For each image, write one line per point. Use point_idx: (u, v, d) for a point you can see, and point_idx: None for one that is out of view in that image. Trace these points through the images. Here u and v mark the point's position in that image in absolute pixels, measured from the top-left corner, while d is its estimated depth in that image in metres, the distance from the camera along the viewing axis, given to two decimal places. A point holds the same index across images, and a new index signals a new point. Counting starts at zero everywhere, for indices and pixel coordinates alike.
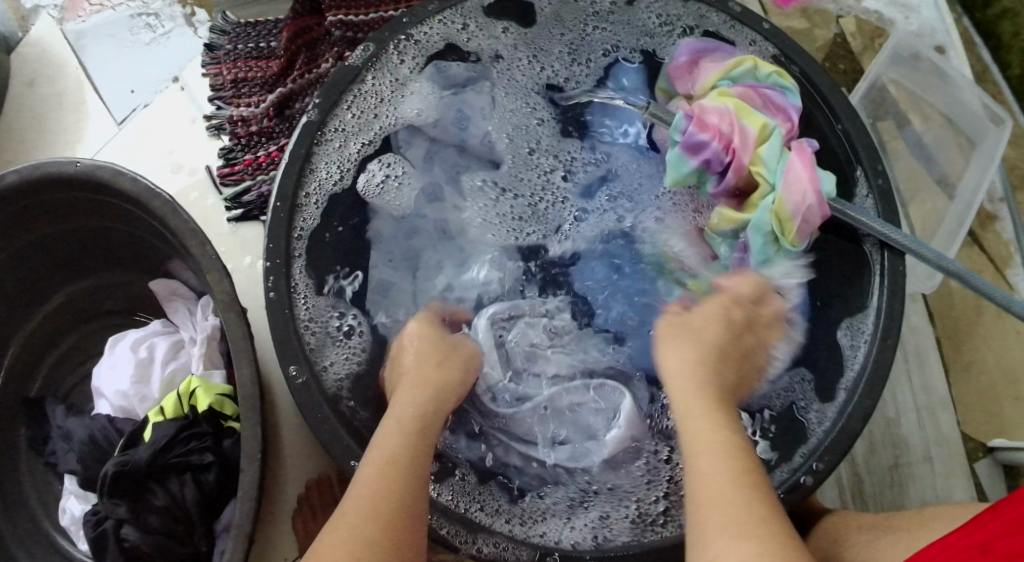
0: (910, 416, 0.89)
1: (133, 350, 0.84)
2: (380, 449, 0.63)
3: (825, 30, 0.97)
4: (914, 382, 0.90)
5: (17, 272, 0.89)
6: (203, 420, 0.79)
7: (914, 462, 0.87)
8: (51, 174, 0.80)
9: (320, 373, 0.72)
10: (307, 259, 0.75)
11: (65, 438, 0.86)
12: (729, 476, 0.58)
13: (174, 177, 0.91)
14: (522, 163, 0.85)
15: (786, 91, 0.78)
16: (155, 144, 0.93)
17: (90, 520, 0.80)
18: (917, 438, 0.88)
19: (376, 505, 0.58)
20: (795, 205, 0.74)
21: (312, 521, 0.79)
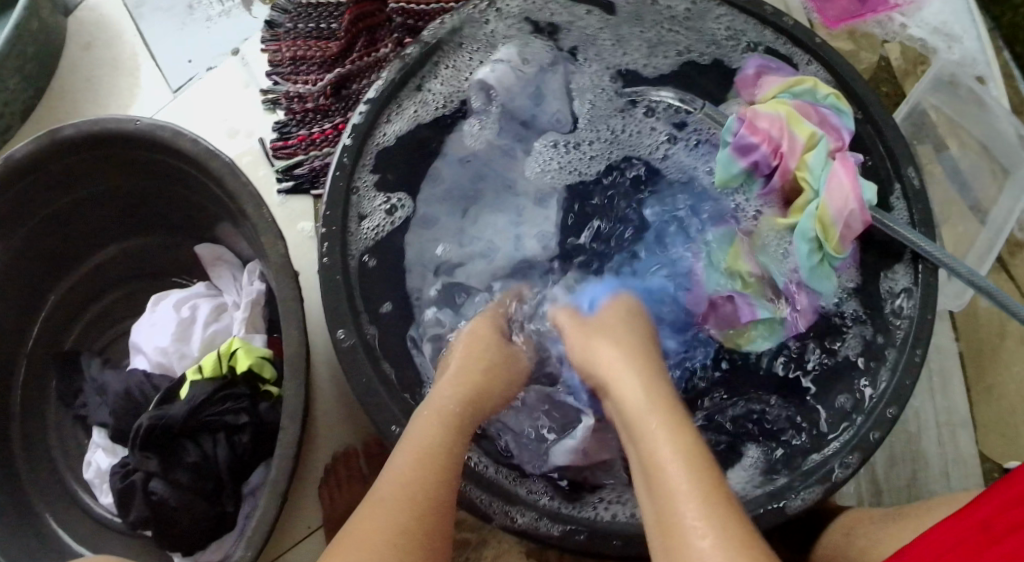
0: (930, 432, 0.90)
1: (176, 309, 0.86)
2: (419, 440, 0.62)
3: (872, 54, 0.99)
4: (937, 399, 0.92)
5: (64, 225, 0.91)
6: (241, 381, 0.80)
7: (932, 479, 0.89)
8: (113, 130, 0.81)
9: (367, 337, 0.72)
10: (359, 230, 0.76)
11: (98, 390, 0.86)
12: (696, 473, 0.54)
13: (231, 141, 0.94)
14: (600, 116, 0.90)
15: (842, 113, 0.79)
16: (211, 111, 0.96)
17: (119, 472, 0.81)
18: (936, 454, 0.90)
19: (411, 495, 0.58)
20: (837, 211, 0.76)
21: (334, 493, 0.80)
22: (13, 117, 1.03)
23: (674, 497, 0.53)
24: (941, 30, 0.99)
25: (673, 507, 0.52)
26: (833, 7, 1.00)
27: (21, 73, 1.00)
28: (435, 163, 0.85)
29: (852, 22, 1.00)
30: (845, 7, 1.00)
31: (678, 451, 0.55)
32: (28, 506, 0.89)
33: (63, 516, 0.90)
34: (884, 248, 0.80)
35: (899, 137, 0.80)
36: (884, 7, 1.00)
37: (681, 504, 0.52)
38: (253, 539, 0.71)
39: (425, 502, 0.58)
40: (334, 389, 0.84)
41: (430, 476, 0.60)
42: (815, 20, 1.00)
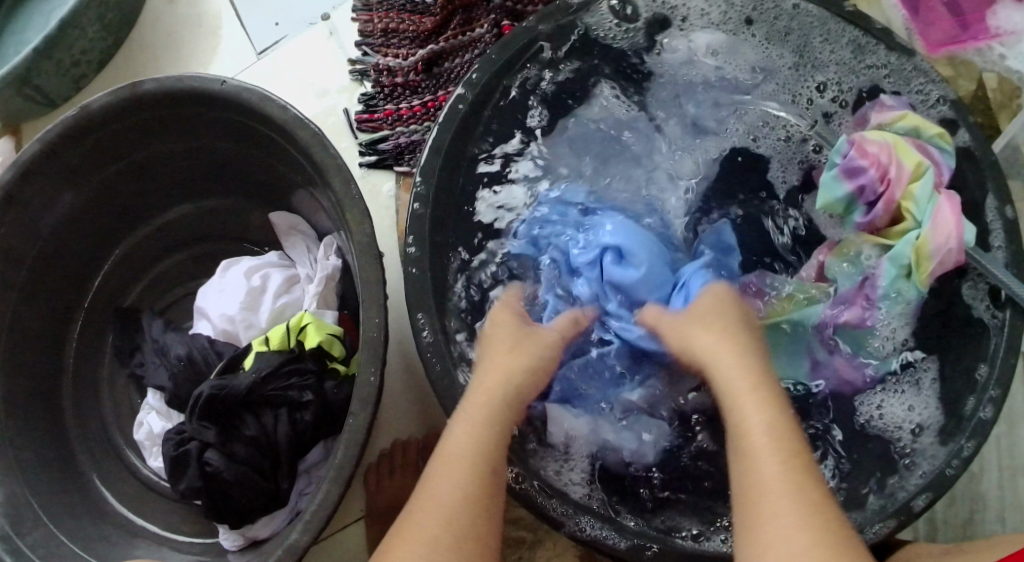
0: (991, 472, 0.90)
1: (246, 276, 0.83)
2: (457, 442, 0.60)
3: (970, 81, 0.95)
4: (1001, 443, 0.91)
5: (136, 180, 0.89)
6: (308, 356, 0.78)
7: (987, 523, 0.89)
8: (199, 89, 0.78)
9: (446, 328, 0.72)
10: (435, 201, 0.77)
11: (158, 352, 0.84)
12: (781, 454, 0.55)
13: (317, 100, 0.95)
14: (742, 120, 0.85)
15: (943, 150, 0.76)
16: (303, 79, 0.96)
17: (174, 439, 0.78)
18: (996, 498, 0.89)
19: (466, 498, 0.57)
20: (936, 246, 0.73)
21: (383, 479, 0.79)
22: (90, 66, 1.01)
23: (752, 476, 0.55)
24: None
25: (756, 479, 0.55)
26: (934, 30, 0.97)
27: (102, 22, 0.98)
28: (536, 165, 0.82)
29: (951, 48, 0.96)
30: (947, 31, 0.97)
31: (759, 436, 0.57)
32: (74, 464, 0.87)
33: (108, 475, 0.88)
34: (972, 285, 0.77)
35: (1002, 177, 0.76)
36: (985, 35, 0.96)
37: (764, 478, 0.55)
38: (312, 523, 0.68)
39: (476, 500, 0.57)
40: (401, 375, 0.82)
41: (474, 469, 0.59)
42: (915, 43, 0.97)
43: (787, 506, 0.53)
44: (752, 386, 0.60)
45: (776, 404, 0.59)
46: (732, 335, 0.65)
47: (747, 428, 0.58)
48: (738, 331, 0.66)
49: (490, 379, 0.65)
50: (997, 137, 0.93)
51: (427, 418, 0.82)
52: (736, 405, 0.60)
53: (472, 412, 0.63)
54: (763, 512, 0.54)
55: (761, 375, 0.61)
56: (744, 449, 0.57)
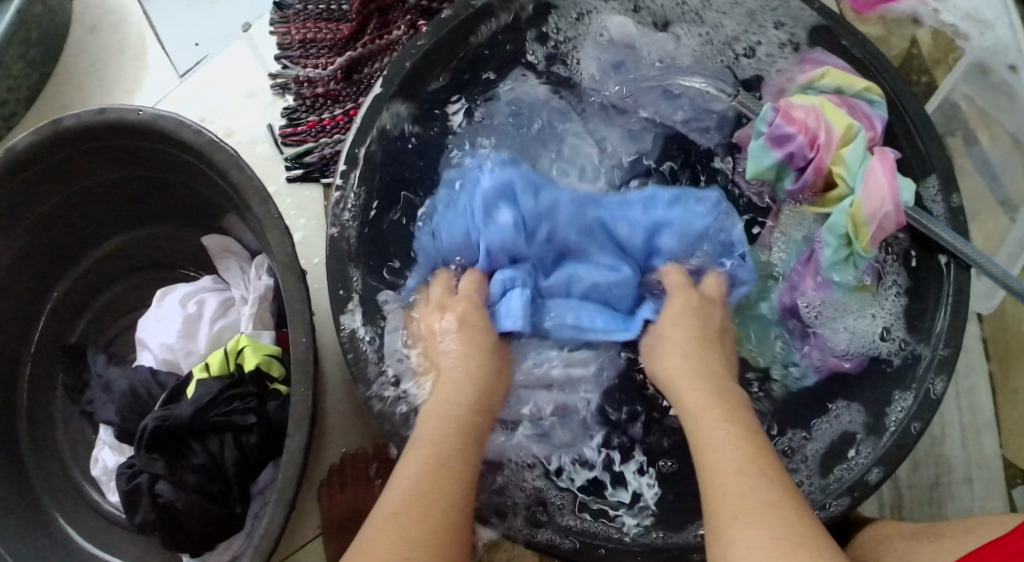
0: (955, 435, 0.84)
1: (182, 304, 0.83)
2: (443, 406, 0.65)
3: (902, 39, 0.89)
4: (961, 402, 0.85)
5: (68, 216, 0.88)
6: (248, 380, 0.77)
7: (955, 483, 0.83)
8: (117, 120, 0.77)
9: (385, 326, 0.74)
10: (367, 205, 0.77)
11: (103, 388, 0.84)
12: (744, 456, 0.57)
13: (250, 102, 0.94)
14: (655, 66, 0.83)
15: (874, 103, 0.75)
16: (229, 90, 0.95)
17: (125, 473, 0.78)
18: (960, 459, 0.84)
19: (449, 463, 0.60)
20: (871, 212, 0.70)
21: (335, 494, 0.79)
22: (18, 103, 1.00)
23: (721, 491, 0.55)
24: (974, 15, 0.86)
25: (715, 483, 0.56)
26: None
27: (25, 58, 0.96)
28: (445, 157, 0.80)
29: (880, 9, 0.90)
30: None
31: (724, 441, 0.59)
32: (36, 504, 0.87)
33: (70, 514, 0.88)
34: (918, 243, 0.76)
35: (931, 134, 0.75)
36: None
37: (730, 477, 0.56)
38: (262, 548, 0.68)
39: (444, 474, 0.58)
40: (344, 391, 0.82)
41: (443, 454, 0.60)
42: (841, 5, 0.91)
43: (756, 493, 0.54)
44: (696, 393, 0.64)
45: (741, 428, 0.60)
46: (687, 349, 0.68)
47: (704, 438, 0.60)
48: (690, 305, 0.72)
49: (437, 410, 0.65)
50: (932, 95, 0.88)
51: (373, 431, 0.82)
52: (696, 424, 0.62)
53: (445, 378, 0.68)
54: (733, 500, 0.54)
55: (717, 391, 0.64)
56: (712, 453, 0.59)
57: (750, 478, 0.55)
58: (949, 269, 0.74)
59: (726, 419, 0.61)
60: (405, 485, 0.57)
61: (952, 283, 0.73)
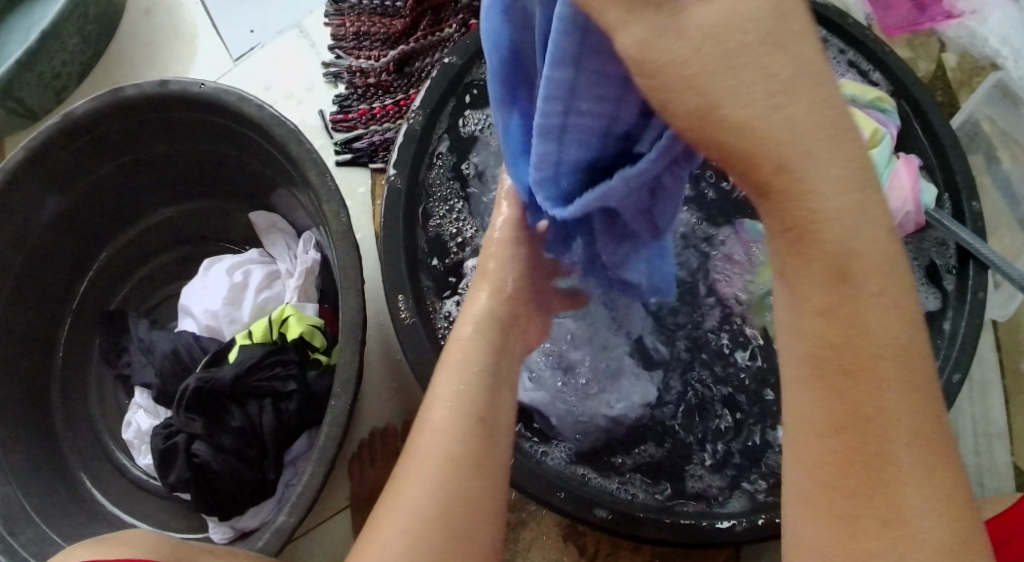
0: (968, 440, 0.87)
1: (228, 273, 0.85)
2: (448, 379, 0.55)
3: (930, 61, 0.95)
4: (976, 409, 0.88)
5: (117, 185, 0.91)
6: (290, 347, 0.80)
7: (967, 487, 0.86)
8: (177, 92, 0.80)
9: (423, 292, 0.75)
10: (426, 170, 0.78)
11: (143, 351, 0.86)
12: (901, 350, 0.38)
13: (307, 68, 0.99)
14: None
15: (886, 112, 0.78)
16: (284, 71, 0.99)
17: (162, 432, 0.79)
18: (973, 463, 0.86)
19: (431, 495, 0.50)
20: (894, 209, 0.74)
21: (366, 468, 0.82)
22: (70, 78, 1.03)
23: (859, 440, 0.38)
24: (1008, 40, 0.94)
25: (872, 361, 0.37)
26: (892, 14, 0.96)
27: (82, 33, 1.00)
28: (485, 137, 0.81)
29: (910, 30, 0.96)
30: (903, 15, 0.95)
31: (888, 350, 0.37)
32: (64, 466, 0.88)
33: (101, 475, 0.90)
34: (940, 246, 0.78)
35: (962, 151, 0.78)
36: (942, 16, 0.95)
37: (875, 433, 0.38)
38: (299, 505, 0.69)
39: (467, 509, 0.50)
40: (383, 366, 0.85)
41: (469, 450, 0.52)
42: (872, 25, 0.96)
43: (894, 420, 0.38)
44: (833, 202, 0.36)
45: (896, 291, 0.38)
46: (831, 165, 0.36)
47: (851, 299, 0.37)
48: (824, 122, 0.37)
49: (443, 388, 0.54)
50: (957, 113, 0.93)
51: (407, 406, 0.85)
52: (846, 311, 0.37)
53: (456, 355, 0.57)
54: (881, 494, 0.38)
55: (889, 256, 0.37)
56: (853, 359, 0.37)
57: (900, 402, 0.38)
58: (966, 266, 0.76)
59: (894, 287, 0.38)
60: (435, 449, 0.52)
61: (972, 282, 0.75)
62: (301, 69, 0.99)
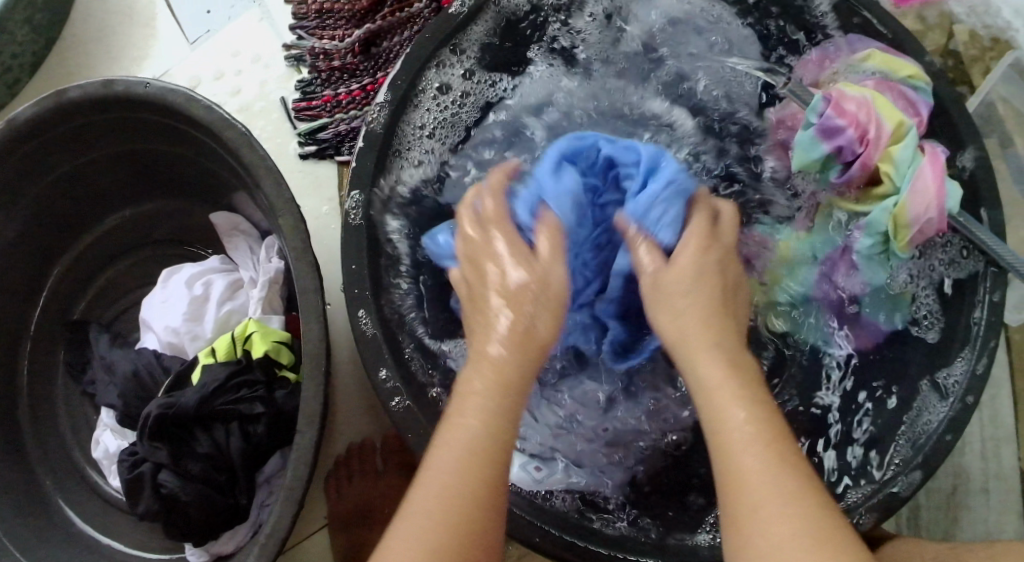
0: (972, 445, 0.83)
1: (188, 284, 0.80)
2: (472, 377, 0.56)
3: (938, 35, 0.86)
4: (983, 413, 0.83)
5: (70, 190, 0.84)
6: (256, 366, 0.74)
7: (972, 494, 0.82)
8: (122, 94, 0.73)
9: (388, 304, 0.69)
10: (390, 176, 0.72)
11: (106, 370, 0.81)
12: (767, 447, 0.51)
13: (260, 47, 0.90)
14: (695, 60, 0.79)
15: (920, 89, 0.71)
16: (241, 50, 0.91)
17: (127, 461, 0.75)
18: (978, 469, 0.83)
19: (456, 488, 0.51)
20: (915, 215, 0.67)
21: (343, 487, 0.76)
22: (23, 70, 0.95)
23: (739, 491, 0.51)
24: None
25: (731, 457, 0.52)
26: None
27: (31, 24, 0.91)
28: (454, 158, 0.76)
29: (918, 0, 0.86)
30: None
31: (743, 442, 0.52)
32: (38, 489, 0.84)
33: (74, 494, 0.86)
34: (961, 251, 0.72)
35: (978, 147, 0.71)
36: None
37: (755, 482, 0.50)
38: (268, 546, 0.65)
39: (492, 486, 0.52)
40: (357, 378, 0.79)
41: (489, 465, 0.52)
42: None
43: (770, 485, 0.50)
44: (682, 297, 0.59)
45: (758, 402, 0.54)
46: (707, 316, 0.58)
47: (714, 398, 0.54)
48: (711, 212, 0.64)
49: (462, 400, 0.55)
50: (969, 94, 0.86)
51: (386, 421, 0.79)
52: (705, 398, 0.55)
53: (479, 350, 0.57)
54: (749, 495, 0.50)
55: (734, 367, 0.55)
56: (720, 445, 0.53)
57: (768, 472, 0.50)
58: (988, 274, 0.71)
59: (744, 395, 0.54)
60: (456, 457, 0.52)
61: (991, 293, 0.70)
62: (262, 50, 0.90)
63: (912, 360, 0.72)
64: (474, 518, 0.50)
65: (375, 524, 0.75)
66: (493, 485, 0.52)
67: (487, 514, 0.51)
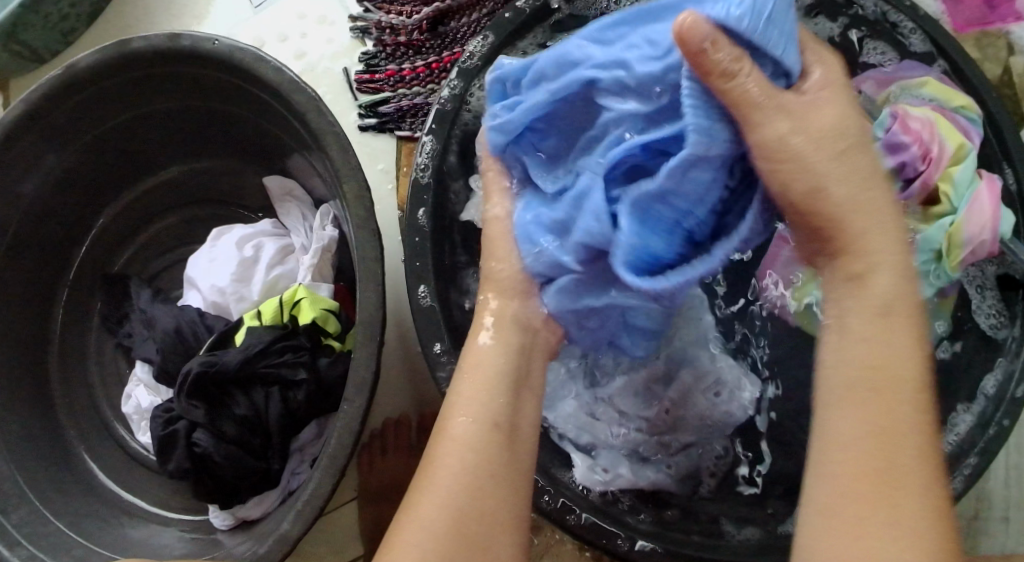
0: (1000, 475, 0.83)
1: (237, 246, 0.79)
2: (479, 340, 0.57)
3: (997, 65, 0.86)
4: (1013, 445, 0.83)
5: (122, 141, 0.84)
6: (301, 332, 0.73)
7: (994, 523, 0.82)
8: (190, 49, 0.72)
9: (445, 282, 0.69)
10: (457, 159, 0.72)
11: (145, 324, 0.80)
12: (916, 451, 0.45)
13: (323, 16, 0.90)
14: None
15: (971, 119, 0.71)
16: (304, 19, 0.90)
17: (161, 417, 0.74)
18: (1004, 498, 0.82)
19: (468, 481, 0.50)
20: (970, 236, 0.68)
21: (377, 460, 0.76)
22: (80, 19, 0.94)
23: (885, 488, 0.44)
24: None
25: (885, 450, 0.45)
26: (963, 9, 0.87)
27: None
28: None
29: (982, 30, 0.86)
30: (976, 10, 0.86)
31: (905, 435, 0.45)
32: (62, 439, 0.84)
33: (97, 446, 0.85)
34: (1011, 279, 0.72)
35: None
36: (1015, 18, 0.86)
37: (866, 449, 0.45)
38: (305, 514, 0.64)
39: (497, 479, 0.51)
40: (397, 353, 0.78)
41: (490, 462, 0.51)
42: (942, 21, 0.87)
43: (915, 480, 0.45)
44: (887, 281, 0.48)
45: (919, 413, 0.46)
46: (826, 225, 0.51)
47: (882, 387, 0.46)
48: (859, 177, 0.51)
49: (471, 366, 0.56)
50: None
51: (422, 399, 0.79)
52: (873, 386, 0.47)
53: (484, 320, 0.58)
54: (900, 485, 0.44)
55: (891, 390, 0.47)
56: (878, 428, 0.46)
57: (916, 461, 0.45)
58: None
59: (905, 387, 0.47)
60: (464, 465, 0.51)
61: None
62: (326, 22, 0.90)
63: (952, 380, 0.72)
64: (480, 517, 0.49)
65: (405, 501, 0.75)
66: (498, 471, 0.51)
67: (497, 509, 0.50)
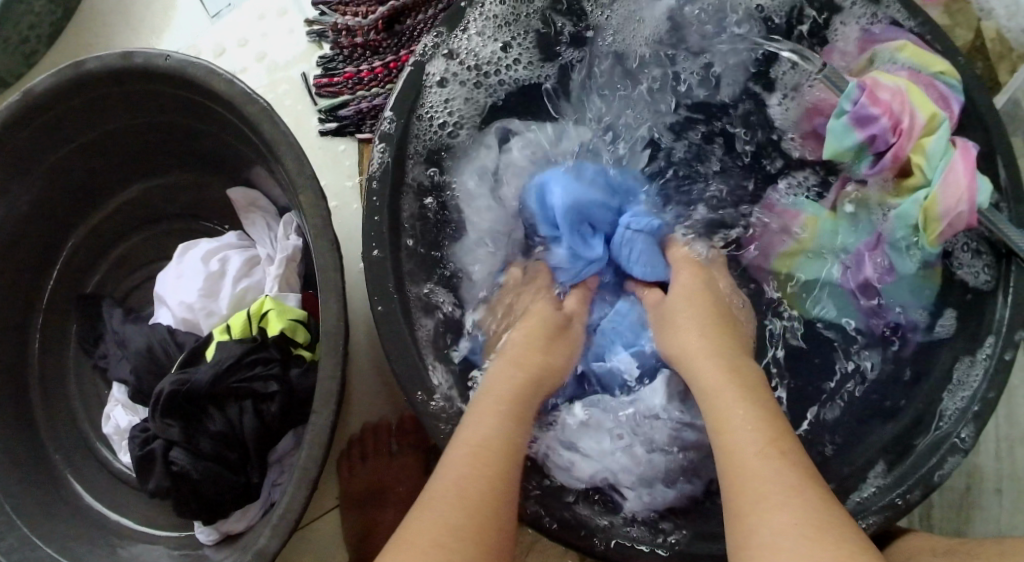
0: (988, 445, 0.82)
1: (204, 260, 0.79)
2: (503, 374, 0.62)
3: (967, 30, 0.84)
4: (999, 414, 0.82)
5: (86, 162, 0.83)
6: (271, 344, 0.73)
7: (985, 494, 0.81)
8: (141, 66, 0.71)
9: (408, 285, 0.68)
10: (414, 155, 0.71)
11: (119, 345, 0.80)
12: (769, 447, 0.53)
13: (280, 22, 0.89)
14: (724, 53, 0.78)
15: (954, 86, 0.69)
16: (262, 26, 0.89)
17: (138, 437, 0.74)
18: (992, 468, 0.81)
19: (467, 481, 0.53)
20: (945, 209, 0.66)
21: (355, 467, 0.76)
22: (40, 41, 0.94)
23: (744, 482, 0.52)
24: None
25: (739, 448, 0.54)
26: None
27: None
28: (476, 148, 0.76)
29: None
30: None
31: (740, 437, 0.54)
32: (47, 462, 0.84)
33: (82, 469, 0.85)
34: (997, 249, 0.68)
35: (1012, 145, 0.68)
36: None
37: (744, 459, 0.53)
38: (280, 527, 0.64)
39: (496, 483, 0.53)
40: (370, 359, 0.78)
41: (487, 464, 0.54)
42: None
43: (775, 472, 0.51)
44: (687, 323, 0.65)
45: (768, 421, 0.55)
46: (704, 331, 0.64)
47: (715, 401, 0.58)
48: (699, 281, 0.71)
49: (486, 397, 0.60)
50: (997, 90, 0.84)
51: (398, 403, 0.78)
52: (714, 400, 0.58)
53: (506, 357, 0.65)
54: (742, 476, 0.52)
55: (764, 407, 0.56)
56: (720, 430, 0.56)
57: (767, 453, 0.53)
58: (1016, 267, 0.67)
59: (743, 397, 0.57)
60: (465, 467, 0.53)
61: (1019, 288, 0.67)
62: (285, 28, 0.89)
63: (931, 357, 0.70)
64: (479, 514, 0.50)
65: (386, 507, 0.75)
66: (503, 481, 0.53)
67: (495, 511, 0.51)
